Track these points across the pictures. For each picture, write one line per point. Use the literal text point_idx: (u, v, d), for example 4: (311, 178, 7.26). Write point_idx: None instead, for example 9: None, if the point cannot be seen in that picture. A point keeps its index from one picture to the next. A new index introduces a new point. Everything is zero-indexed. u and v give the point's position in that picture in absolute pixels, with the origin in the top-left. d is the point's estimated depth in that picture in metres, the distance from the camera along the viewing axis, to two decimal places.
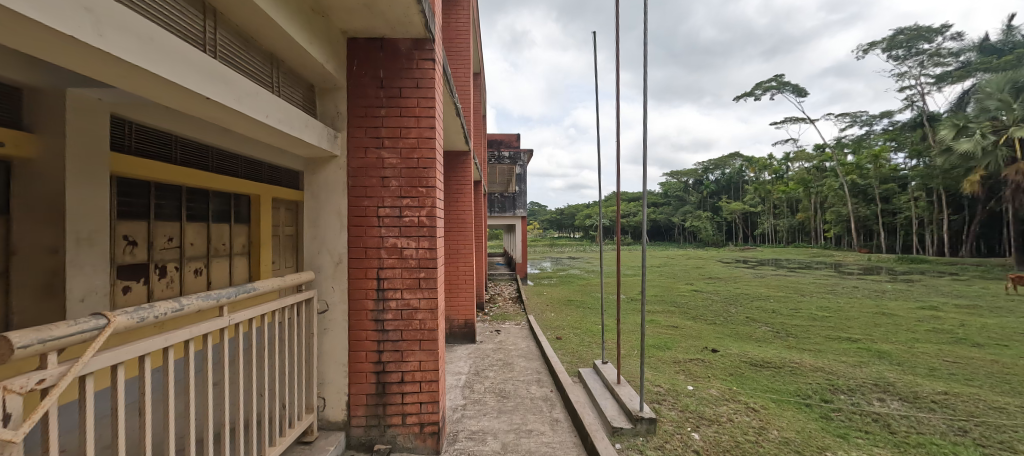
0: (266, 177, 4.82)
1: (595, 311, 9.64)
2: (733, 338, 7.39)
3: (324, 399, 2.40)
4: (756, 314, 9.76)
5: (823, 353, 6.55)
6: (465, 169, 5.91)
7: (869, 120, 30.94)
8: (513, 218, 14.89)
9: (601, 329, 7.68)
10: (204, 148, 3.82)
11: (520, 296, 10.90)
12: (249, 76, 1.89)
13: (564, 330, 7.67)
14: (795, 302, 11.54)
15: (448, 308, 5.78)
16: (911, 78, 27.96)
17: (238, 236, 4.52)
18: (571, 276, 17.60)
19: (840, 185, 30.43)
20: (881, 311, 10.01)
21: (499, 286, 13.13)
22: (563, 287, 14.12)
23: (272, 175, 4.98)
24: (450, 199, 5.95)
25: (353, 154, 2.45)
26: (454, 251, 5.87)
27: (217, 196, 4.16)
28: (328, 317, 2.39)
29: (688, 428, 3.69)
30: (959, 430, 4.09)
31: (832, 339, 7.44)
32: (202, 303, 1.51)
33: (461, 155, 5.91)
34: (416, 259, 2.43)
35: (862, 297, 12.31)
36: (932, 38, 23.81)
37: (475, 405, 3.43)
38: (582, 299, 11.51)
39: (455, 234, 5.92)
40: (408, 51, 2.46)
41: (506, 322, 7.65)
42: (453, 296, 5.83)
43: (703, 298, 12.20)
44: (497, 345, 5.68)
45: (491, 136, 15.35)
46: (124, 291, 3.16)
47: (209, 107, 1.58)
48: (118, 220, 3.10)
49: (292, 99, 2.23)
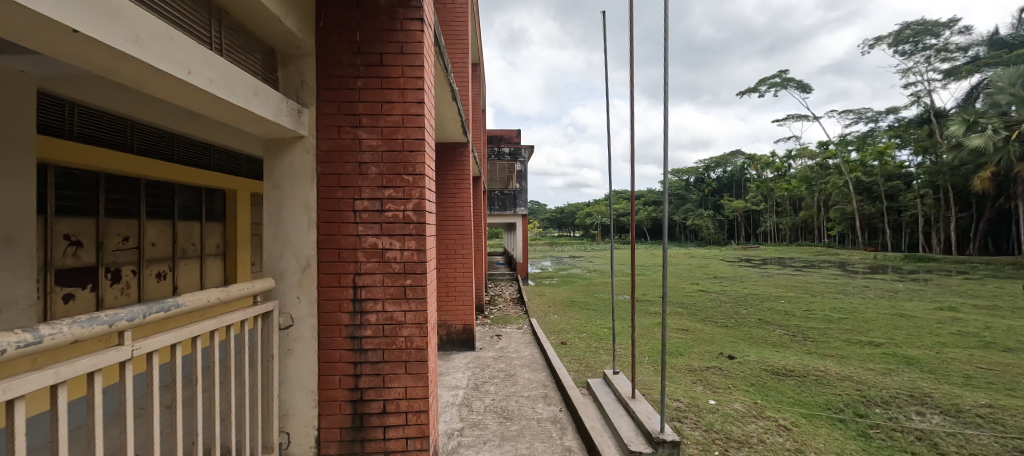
0: (242, 170, 4.38)
1: (600, 314, 9.22)
2: (748, 343, 6.98)
3: (288, 434, 1.96)
4: (769, 316, 9.34)
5: (848, 359, 6.11)
6: (463, 162, 5.45)
7: (874, 117, 30.53)
8: (514, 216, 14.45)
9: (608, 333, 7.28)
10: (169, 135, 3.39)
11: (522, 298, 10.47)
12: (173, 23, 1.43)
13: (569, 334, 7.26)
14: (807, 302, 11.12)
15: (445, 313, 5.35)
16: (917, 73, 27.50)
17: (211, 236, 4.09)
18: (574, 275, 17.23)
19: (844, 182, 30.01)
20: (899, 313, 9.59)
21: (499, 286, 12.73)
22: (566, 287, 13.70)
23: (250, 169, 4.53)
24: (447, 195, 5.49)
25: (323, 135, 2.00)
26: (452, 251, 5.43)
27: (184, 190, 3.72)
28: (293, 333, 1.95)
29: (715, 452, 3.27)
30: (1016, 451, 3.66)
31: (853, 344, 7.02)
32: (86, 331, 1.07)
33: (459, 147, 5.44)
34: (400, 262, 1.98)
35: (875, 298, 11.89)
36: (939, 33, 23.36)
37: (474, 429, 3.00)
38: (586, 300, 11.10)
39: (452, 233, 5.47)
40: (390, 7, 2.01)
41: (507, 326, 7.23)
42: (451, 300, 5.38)
43: (711, 298, 11.79)
44: (499, 353, 5.25)
45: (491, 132, 14.91)
46: (65, 299, 2.73)
47: (90, 52, 1.11)
48: (55, 217, 2.66)
49: (243, 63, 1.79)
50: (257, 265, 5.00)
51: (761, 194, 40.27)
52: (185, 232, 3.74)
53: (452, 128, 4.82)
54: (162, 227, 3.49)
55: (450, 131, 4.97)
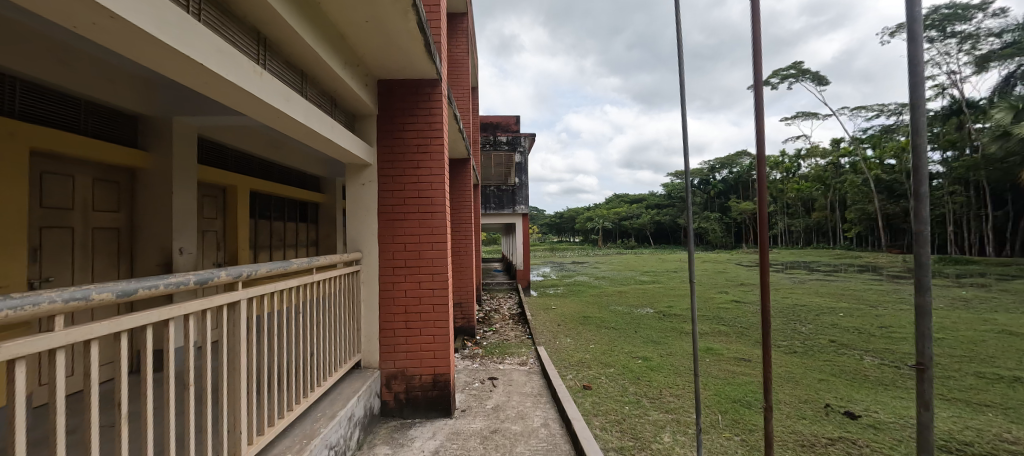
0: (15, 109, 2.46)
1: (625, 335, 7.19)
2: (846, 381, 4.94)
3: None
4: (841, 336, 7.28)
5: (1019, 413, 4.03)
6: (433, 109, 3.38)
7: (896, 110, 28.50)
8: (513, 216, 12.35)
9: (645, 369, 5.24)
10: (64, 93, 2.75)
11: (524, 314, 8.46)
12: None
13: (592, 368, 5.24)
14: (873, 315, 9.06)
15: (403, 355, 3.28)
16: (941, 62, 25.44)
17: (182, 234, 3.40)
18: (581, 283, 15.19)
19: (863, 180, 28.09)
20: (1004, 330, 7.49)
21: (497, 298, 10.72)
22: (574, 298, 11.64)
23: (47, 117, 2.64)
24: (405, 160, 3.36)
25: None
26: (416, 254, 3.32)
27: (101, 168, 3.02)
28: None
29: None
30: None
31: (995, 382, 4.96)
32: None
33: (424, 86, 3.37)
34: None
35: (953, 309, 9.77)
36: (970, 16, 21.20)
37: None
38: (600, 315, 9.08)
39: (414, 222, 3.34)
40: None
41: (506, 360, 5.16)
42: (411, 337, 3.29)
43: (752, 311, 9.67)
44: (488, 423, 3.16)
45: (486, 118, 12.82)
46: None
47: None
48: None
49: None
50: (188, 250, 3.45)
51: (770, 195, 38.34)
52: (110, 227, 3.07)
53: (405, 39, 2.70)
54: (68, 214, 2.79)
55: (407, 50, 2.86)
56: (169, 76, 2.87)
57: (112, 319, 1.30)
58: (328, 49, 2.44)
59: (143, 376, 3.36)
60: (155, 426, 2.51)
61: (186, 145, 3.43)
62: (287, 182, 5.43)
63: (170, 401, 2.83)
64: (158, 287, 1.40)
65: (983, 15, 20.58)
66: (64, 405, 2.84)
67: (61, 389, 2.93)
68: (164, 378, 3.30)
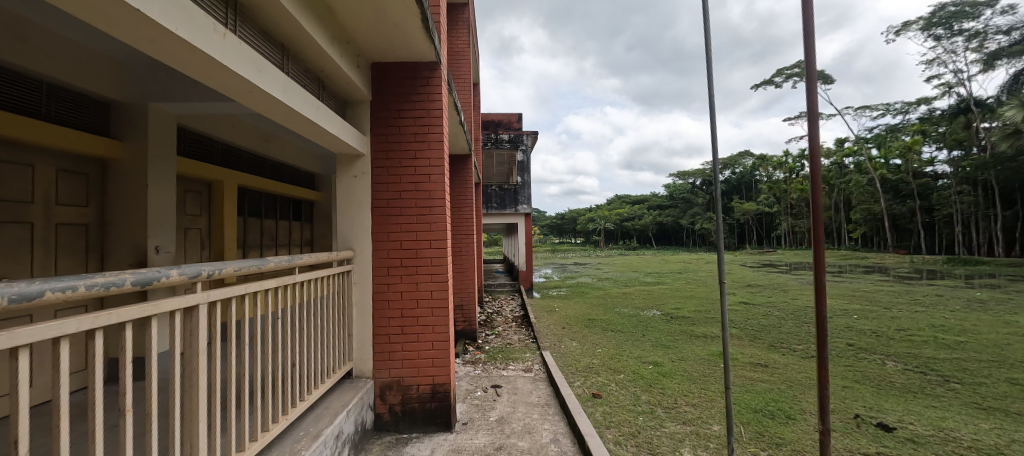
0: None
1: (633, 339, 6.89)
2: (872, 388, 4.64)
3: None
4: (858, 339, 6.97)
5: None
6: (431, 95, 3.11)
7: (902, 109, 28.19)
8: (515, 216, 12.07)
9: (657, 375, 4.95)
10: (24, 74, 2.47)
11: (527, 316, 8.17)
12: None
13: (601, 375, 4.95)
14: (888, 317, 8.76)
15: (398, 363, 2.99)
16: (947, 61, 25.12)
17: (159, 231, 3.13)
18: (584, 284, 14.93)
19: (868, 180, 27.77)
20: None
21: (499, 300, 10.45)
22: (578, 299, 11.35)
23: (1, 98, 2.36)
24: (401, 151, 3.08)
25: None
26: (413, 253, 3.05)
27: (67, 158, 2.75)
28: None
29: None
30: None
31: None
32: None
33: (422, 70, 3.10)
34: None
35: (970, 310, 9.45)
36: (978, 13, 20.89)
37: None
38: (606, 317, 8.79)
39: (409, 218, 3.06)
40: None
41: (510, 366, 4.87)
42: (407, 343, 3.01)
43: (762, 314, 9.37)
44: (493, 439, 2.88)
45: (487, 116, 12.56)
46: None
47: None
48: None
49: None
50: (165, 249, 3.18)
51: (773, 196, 37.99)
52: (76, 222, 2.79)
53: (401, 14, 2.41)
54: (27, 208, 2.51)
55: (404, 26, 2.57)
56: (142, 55, 2.60)
57: (5, 332, 1.02)
58: (314, 22, 2.16)
59: (114, 386, 3.07)
60: (115, 444, 2.22)
61: (165, 133, 3.16)
62: (279, 178, 5.15)
63: (138, 416, 2.54)
64: (78, 289, 1.11)
65: (992, 12, 20.27)
66: (22, 419, 2.55)
67: (19, 403, 2.63)
68: (137, 388, 3.01)
